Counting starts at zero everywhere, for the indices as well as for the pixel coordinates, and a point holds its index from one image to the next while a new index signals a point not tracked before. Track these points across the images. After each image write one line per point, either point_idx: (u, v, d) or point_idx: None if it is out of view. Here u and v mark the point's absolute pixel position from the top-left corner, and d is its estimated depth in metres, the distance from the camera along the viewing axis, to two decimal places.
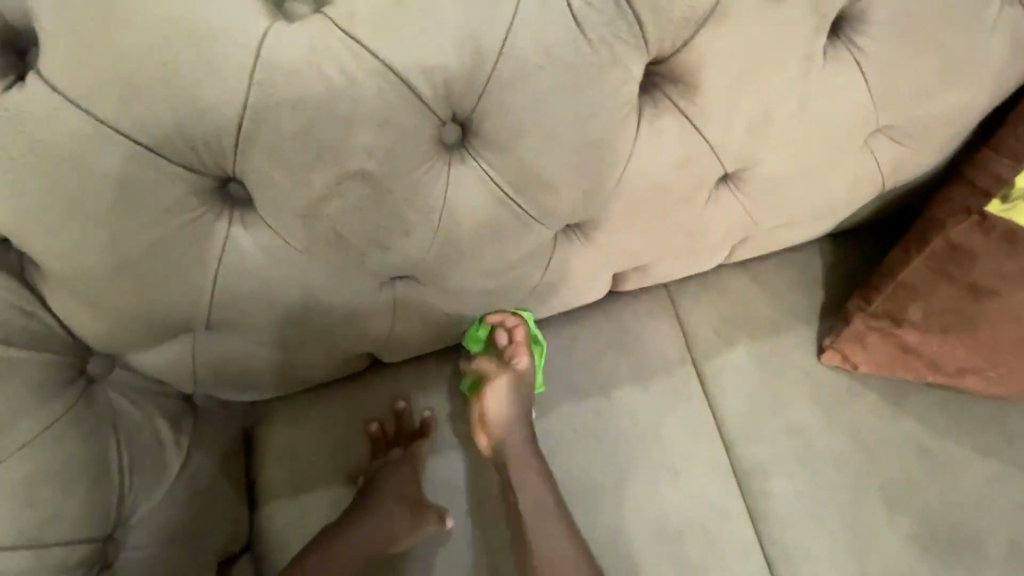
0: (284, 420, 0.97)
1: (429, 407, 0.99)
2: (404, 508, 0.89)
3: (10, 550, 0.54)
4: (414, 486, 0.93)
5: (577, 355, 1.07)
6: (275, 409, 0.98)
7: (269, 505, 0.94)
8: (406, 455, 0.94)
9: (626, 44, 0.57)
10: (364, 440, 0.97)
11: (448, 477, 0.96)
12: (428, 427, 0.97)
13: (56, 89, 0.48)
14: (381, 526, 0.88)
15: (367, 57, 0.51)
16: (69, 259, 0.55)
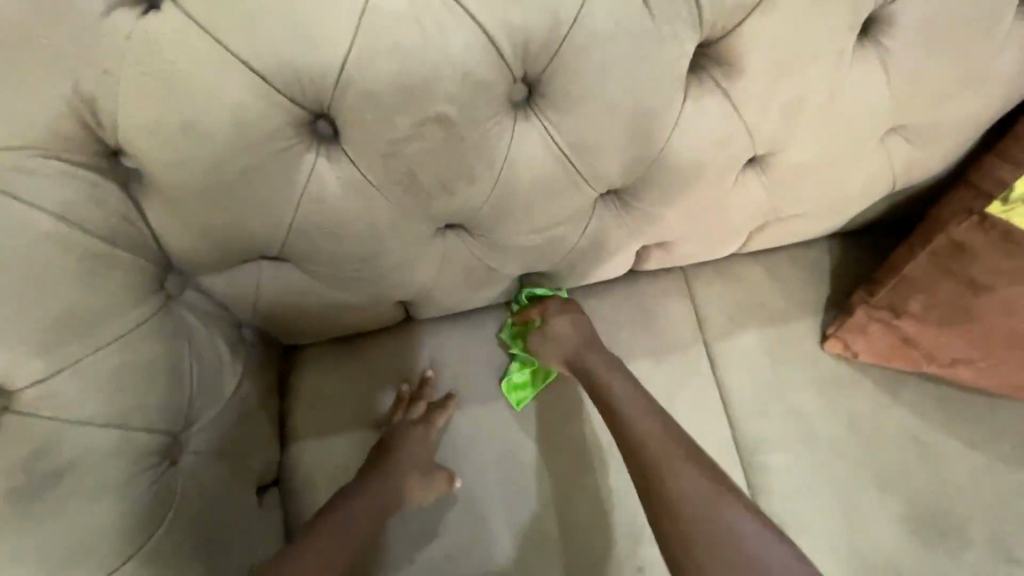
0: (319, 366, 1.03)
1: (453, 387, 1.03)
2: (418, 470, 0.93)
3: (102, 429, 0.60)
4: (428, 453, 0.96)
5: (595, 327, 1.14)
6: (311, 354, 1.04)
7: (299, 442, 0.99)
8: (425, 419, 0.98)
9: (684, 24, 0.63)
10: (391, 394, 1.03)
11: (462, 443, 1.00)
12: (449, 398, 1.01)
13: (189, 16, 0.54)
14: (394, 482, 0.91)
15: (460, 13, 0.57)
16: (173, 177, 0.61)
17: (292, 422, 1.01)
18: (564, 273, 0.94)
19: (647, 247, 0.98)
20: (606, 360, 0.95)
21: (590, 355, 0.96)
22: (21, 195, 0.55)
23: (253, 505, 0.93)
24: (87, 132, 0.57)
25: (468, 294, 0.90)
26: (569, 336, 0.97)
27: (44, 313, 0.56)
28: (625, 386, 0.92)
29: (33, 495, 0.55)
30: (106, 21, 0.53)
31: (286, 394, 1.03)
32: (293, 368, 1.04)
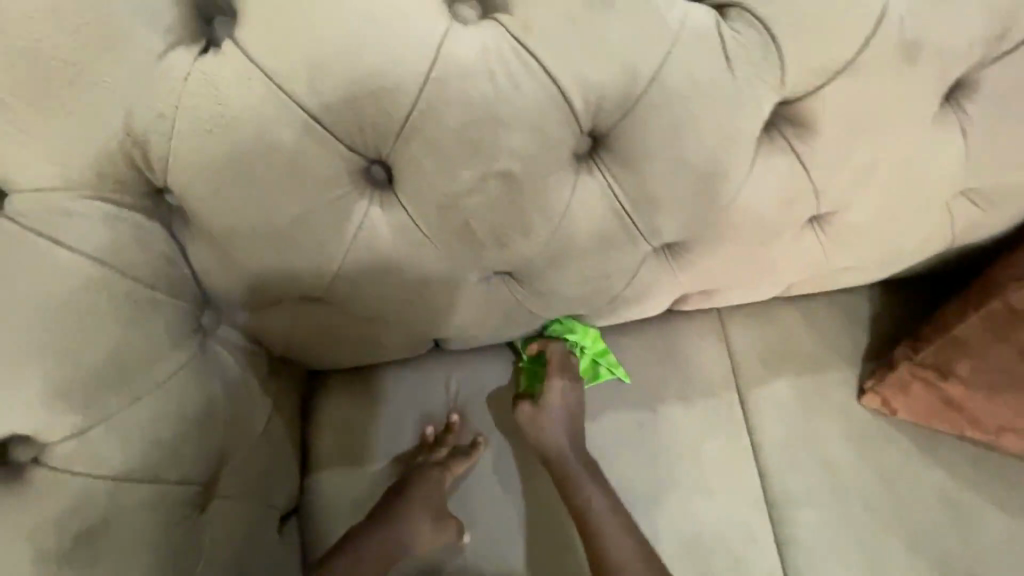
0: (342, 392, 0.99)
1: (480, 431, 1.00)
2: (429, 516, 0.93)
3: (137, 483, 0.58)
4: (441, 499, 0.95)
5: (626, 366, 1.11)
6: (335, 379, 1.00)
7: (319, 471, 0.96)
8: (444, 463, 0.96)
9: (765, 84, 0.60)
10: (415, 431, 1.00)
11: (473, 488, 0.98)
12: (474, 447, 0.98)
13: (251, 59, 0.51)
14: (404, 526, 0.92)
15: (535, 68, 0.54)
16: (221, 218, 0.58)
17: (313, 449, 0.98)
18: (602, 317, 0.91)
19: (687, 294, 0.94)
20: (584, 471, 0.95)
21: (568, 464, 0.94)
22: (65, 241, 0.53)
23: (275, 533, 0.93)
24: (136, 172, 0.54)
25: (504, 333, 0.87)
26: (559, 415, 0.97)
27: (84, 364, 0.54)
28: (601, 497, 0.93)
29: (66, 556, 0.53)
30: (166, 61, 0.50)
31: (308, 424, 0.99)
32: (316, 397, 0.99)
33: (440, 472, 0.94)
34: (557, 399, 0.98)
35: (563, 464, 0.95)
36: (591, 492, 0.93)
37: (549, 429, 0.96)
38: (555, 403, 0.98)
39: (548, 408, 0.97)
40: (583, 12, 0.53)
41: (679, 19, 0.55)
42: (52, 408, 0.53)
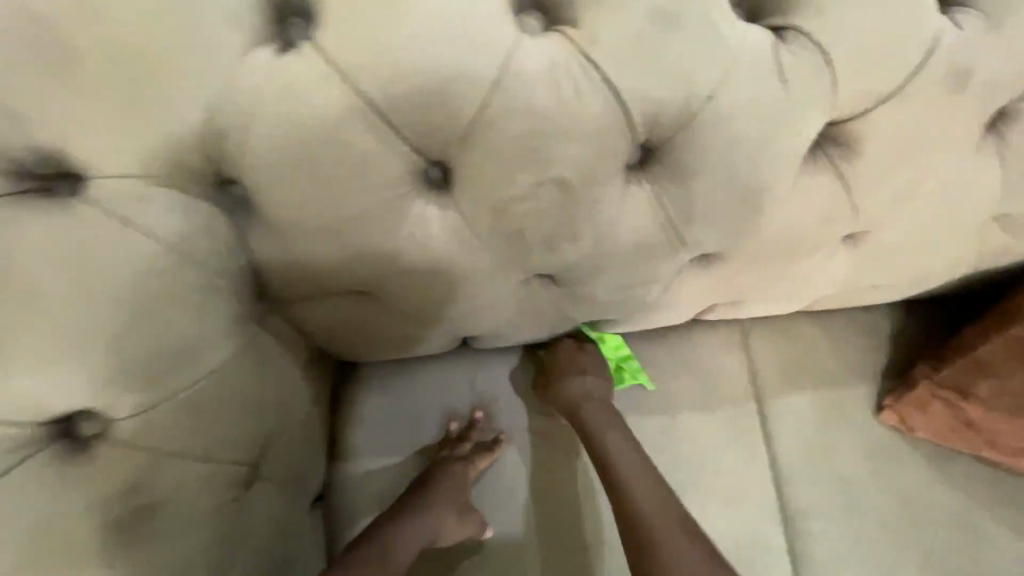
0: (372, 386, 1.01)
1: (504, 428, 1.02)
2: (452, 509, 0.93)
3: (193, 462, 0.60)
4: (462, 492, 0.95)
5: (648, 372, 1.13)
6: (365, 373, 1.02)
7: (348, 462, 0.99)
8: (467, 457, 0.97)
9: (816, 106, 0.62)
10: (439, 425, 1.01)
11: (493, 483, 1.00)
12: (497, 443, 1.00)
13: (329, 61, 0.53)
14: (427, 520, 0.90)
15: (598, 81, 0.56)
16: (284, 212, 0.60)
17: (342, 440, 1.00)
18: (632, 322, 0.92)
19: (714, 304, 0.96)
20: (607, 420, 0.96)
21: (590, 413, 0.96)
22: (138, 224, 0.55)
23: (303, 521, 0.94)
24: (209, 164, 0.56)
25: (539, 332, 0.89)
26: (577, 383, 0.97)
27: (154, 346, 0.56)
28: (627, 453, 0.92)
29: (129, 526, 0.55)
30: (248, 60, 0.52)
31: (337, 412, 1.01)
32: (345, 387, 1.01)
33: (463, 466, 0.95)
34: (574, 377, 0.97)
35: (586, 420, 0.96)
36: (612, 439, 0.94)
37: (569, 391, 0.97)
38: (571, 380, 0.97)
39: (564, 379, 0.97)
40: (649, 29, 0.55)
41: (737, 40, 0.57)
42: (122, 387, 0.55)
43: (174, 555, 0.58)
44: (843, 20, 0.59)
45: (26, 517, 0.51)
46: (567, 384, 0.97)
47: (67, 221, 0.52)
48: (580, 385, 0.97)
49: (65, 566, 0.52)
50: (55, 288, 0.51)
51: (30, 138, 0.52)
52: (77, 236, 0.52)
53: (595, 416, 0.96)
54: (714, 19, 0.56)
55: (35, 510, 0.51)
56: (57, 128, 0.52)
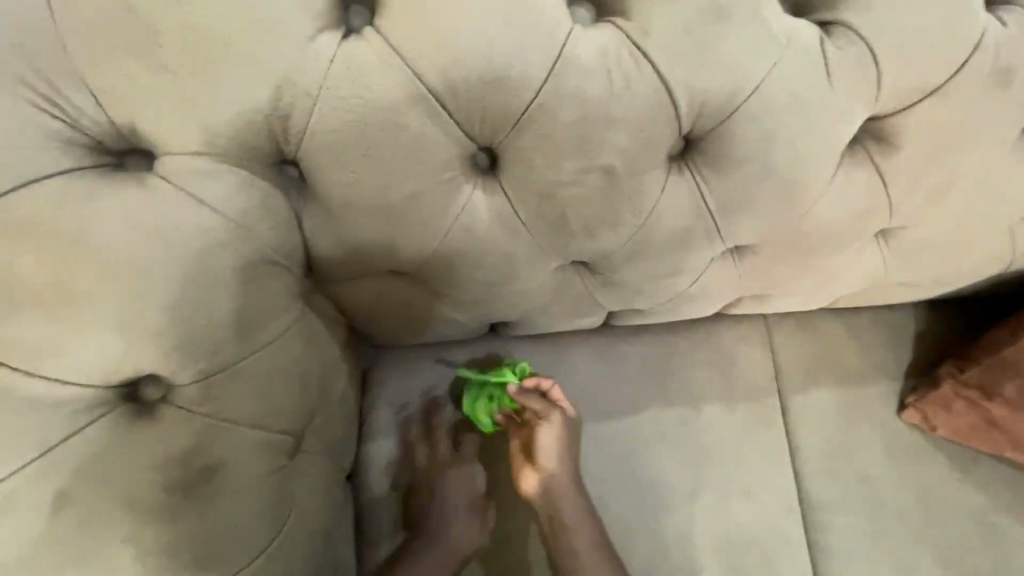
0: (399, 367, 1.01)
1: None
2: None
3: (248, 429, 0.63)
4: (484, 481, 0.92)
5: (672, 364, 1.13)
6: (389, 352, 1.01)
7: (375, 443, 0.99)
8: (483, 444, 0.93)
9: (859, 101, 0.63)
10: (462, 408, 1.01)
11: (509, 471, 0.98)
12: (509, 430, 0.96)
13: (391, 45, 0.55)
14: None
15: (649, 71, 0.58)
16: (341, 193, 0.62)
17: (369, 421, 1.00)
18: (660, 314, 0.94)
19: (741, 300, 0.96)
20: (567, 481, 0.94)
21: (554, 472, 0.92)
22: (201, 198, 0.57)
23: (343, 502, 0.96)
24: (273, 144, 0.59)
25: (571, 316, 0.89)
26: (553, 454, 0.92)
27: (216, 318, 0.59)
28: (586, 535, 0.92)
29: (190, 488, 0.58)
30: (314, 44, 0.54)
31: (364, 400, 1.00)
32: (373, 374, 1.01)
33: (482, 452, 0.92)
34: (549, 442, 0.92)
35: (553, 496, 0.93)
36: (566, 499, 0.93)
37: (544, 460, 0.93)
38: (546, 449, 0.92)
39: (541, 447, 0.92)
40: (700, 21, 0.57)
41: (784, 34, 0.59)
42: (186, 356, 0.57)
43: (229, 519, 0.60)
44: (890, 17, 0.60)
45: (97, 475, 0.54)
46: (544, 453, 0.93)
47: (141, 196, 0.55)
48: (552, 457, 0.92)
49: (131, 525, 0.55)
50: (128, 259, 0.54)
51: (109, 115, 0.54)
52: (152, 209, 0.55)
53: (557, 479, 0.93)
54: (762, 14, 0.58)
55: (105, 469, 0.54)
56: (134, 106, 0.54)
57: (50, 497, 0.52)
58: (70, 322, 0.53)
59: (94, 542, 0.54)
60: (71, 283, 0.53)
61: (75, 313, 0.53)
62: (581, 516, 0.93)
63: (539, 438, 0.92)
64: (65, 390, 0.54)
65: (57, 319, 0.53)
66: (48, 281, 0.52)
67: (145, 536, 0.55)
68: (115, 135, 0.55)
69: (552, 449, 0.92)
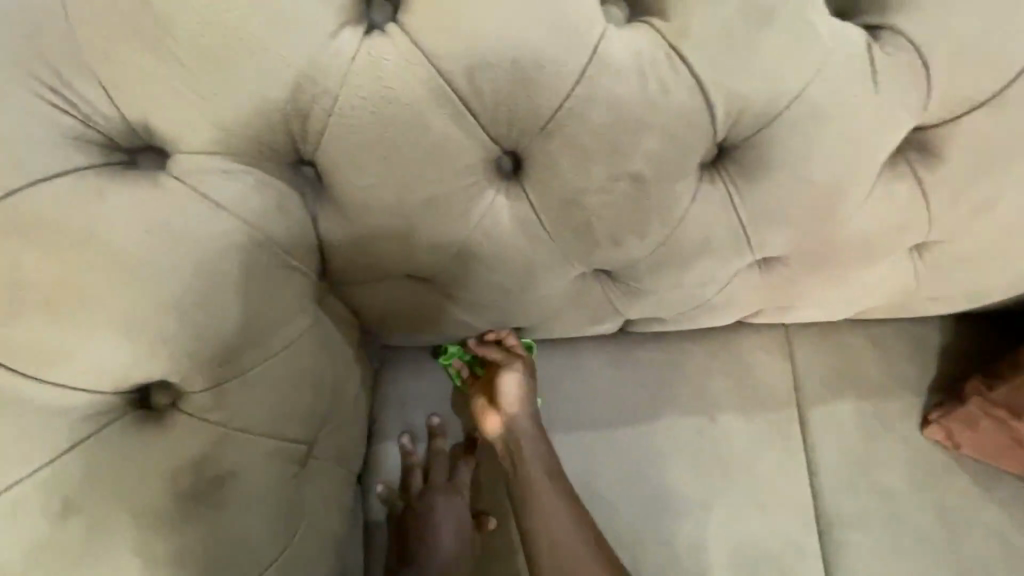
0: (408, 370, 0.94)
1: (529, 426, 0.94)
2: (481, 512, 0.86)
3: (260, 437, 0.61)
4: None
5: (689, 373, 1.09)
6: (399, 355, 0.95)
7: (386, 447, 0.93)
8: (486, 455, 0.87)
9: (904, 110, 0.60)
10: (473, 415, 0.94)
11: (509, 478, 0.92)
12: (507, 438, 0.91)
13: (416, 44, 0.52)
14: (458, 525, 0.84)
15: (686, 75, 0.55)
16: (361, 197, 0.60)
17: (378, 424, 0.93)
18: (679, 321, 0.89)
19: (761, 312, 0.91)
20: (533, 433, 0.85)
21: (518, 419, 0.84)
22: (212, 198, 0.54)
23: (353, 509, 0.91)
24: (291, 144, 0.56)
25: (589, 321, 0.84)
26: (515, 399, 0.84)
27: (230, 323, 0.56)
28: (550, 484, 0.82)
29: (202, 498, 0.56)
30: (335, 41, 0.52)
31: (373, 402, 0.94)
32: (384, 377, 0.94)
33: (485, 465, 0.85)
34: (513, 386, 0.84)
35: (515, 443, 0.84)
36: (531, 451, 0.84)
37: (506, 406, 0.85)
38: (509, 394, 0.84)
39: (504, 390, 0.84)
40: (740, 24, 0.54)
41: (829, 39, 0.56)
42: (199, 361, 0.55)
43: (242, 529, 0.59)
44: (942, 23, 0.57)
45: (106, 482, 0.53)
46: (507, 397, 0.85)
47: (152, 196, 0.53)
48: (515, 401, 0.85)
49: (141, 534, 0.54)
50: (141, 261, 0.52)
51: (121, 112, 0.52)
52: (166, 210, 0.52)
53: (522, 427, 0.84)
54: (808, 16, 0.55)
55: (114, 476, 0.53)
56: (147, 102, 0.52)
57: (57, 505, 0.51)
58: (77, 326, 0.51)
59: (103, 551, 0.52)
60: (80, 286, 0.51)
61: (84, 316, 0.51)
62: (546, 470, 0.83)
63: (500, 382, 0.84)
64: (75, 396, 0.53)
65: (67, 323, 0.51)
66: (58, 283, 0.50)
67: (156, 545, 0.54)
68: (128, 133, 0.53)
69: (513, 396, 0.84)
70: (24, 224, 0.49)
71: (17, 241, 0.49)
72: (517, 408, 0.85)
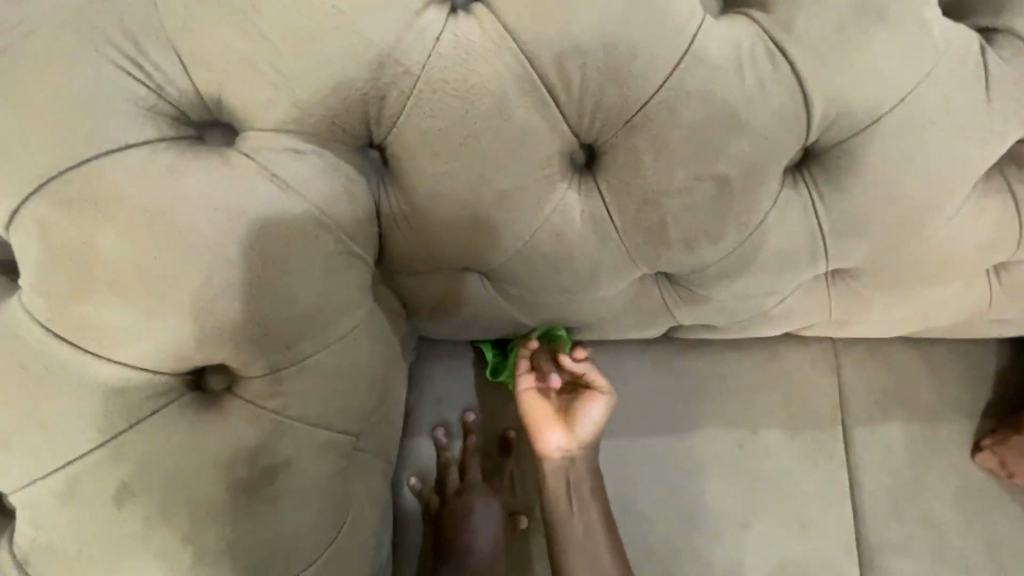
0: (446, 363, 0.91)
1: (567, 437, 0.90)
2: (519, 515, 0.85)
3: (313, 429, 0.58)
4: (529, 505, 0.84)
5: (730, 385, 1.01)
6: (436, 348, 0.91)
7: (420, 439, 0.90)
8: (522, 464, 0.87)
9: (1005, 117, 0.58)
10: (511, 413, 0.91)
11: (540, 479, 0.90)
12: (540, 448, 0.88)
13: (505, 26, 0.50)
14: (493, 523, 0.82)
15: (784, 71, 0.53)
16: (431, 185, 0.57)
17: (412, 415, 0.90)
18: (730, 325, 0.82)
19: (816, 323, 0.84)
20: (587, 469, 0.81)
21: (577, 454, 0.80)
22: (280, 177, 0.52)
23: (389, 500, 0.88)
24: (364, 127, 0.54)
25: (637, 325, 0.80)
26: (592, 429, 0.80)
27: (291, 309, 0.54)
28: (598, 521, 0.80)
29: (255, 489, 0.54)
30: (421, 20, 0.50)
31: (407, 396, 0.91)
32: (419, 370, 0.91)
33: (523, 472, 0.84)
34: (595, 417, 0.81)
35: (568, 476, 0.80)
36: (583, 487, 0.80)
37: (578, 433, 0.80)
38: (590, 424, 0.80)
39: (583, 418, 0.80)
40: (847, 24, 0.53)
41: (939, 41, 0.54)
42: (258, 347, 0.53)
43: (291, 522, 0.57)
44: None
45: (156, 470, 0.51)
46: (585, 425, 0.81)
47: (221, 173, 0.50)
48: (592, 432, 0.81)
49: (193, 519, 0.52)
50: (205, 242, 0.49)
51: (196, 85, 0.50)
52: (236, 189, 0.50)
53: (580, 460, 0.80)
54: (923, 14, 0.54)
55: (166, 464, 0.51)
56: (222, 76, 0.50)
57: (113, 488, 0.51)
58: (140, 306, 0.49)
59: (154, 537, 0.52)
60: (146, 263, 0.49)
61: (146, 295, 0.49)
62: (591, 507, 0.80)
63: (585, 408, 0.80)
64: (133, 376, 0.51)
65: (129, 301, 0.49)
66: (121, 259, 0.48)
67: (208, 529, 0.53)
68: (200, 108, 0.52)
69: (589, 422, 0.80)
70: (93, 198, 0.48)
71: (84, 215, 0.48)
72: (583, 439, 0.80)
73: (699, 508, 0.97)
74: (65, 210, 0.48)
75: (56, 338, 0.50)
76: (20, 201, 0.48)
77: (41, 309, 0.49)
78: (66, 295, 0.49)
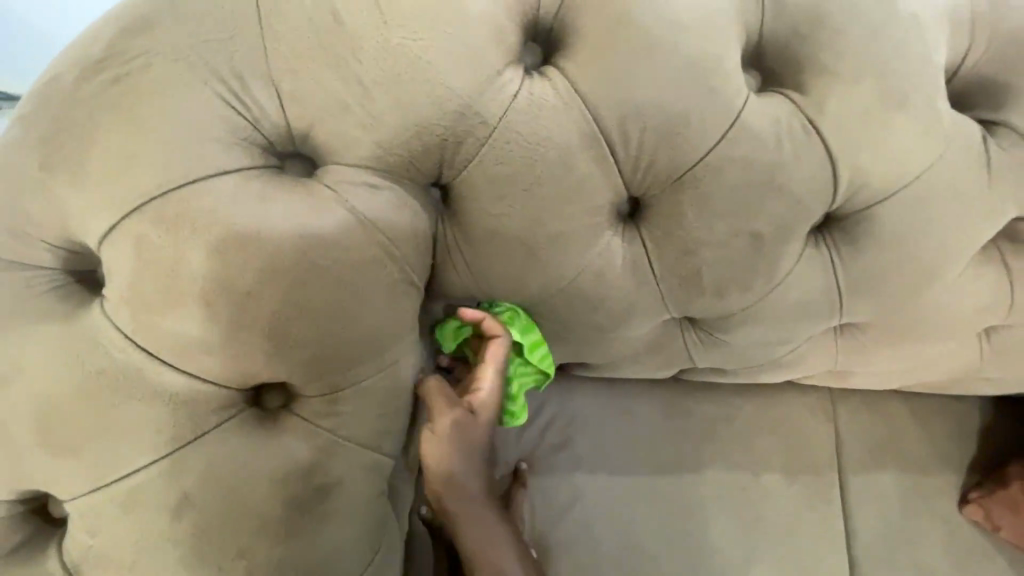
0: None
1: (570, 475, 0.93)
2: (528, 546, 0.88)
3: (364, 452, 0.59)
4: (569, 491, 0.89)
5: (735, 428, 1.04)
6: None
7: None
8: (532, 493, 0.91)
9: (1000, 197, 0.65)
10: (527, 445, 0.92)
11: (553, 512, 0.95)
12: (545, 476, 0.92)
13: (576, 91, 0.57)
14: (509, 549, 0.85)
15: (816, 146, 0.60)
16: (491, 223, 0.60)
17: None
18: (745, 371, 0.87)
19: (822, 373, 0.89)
20: (472, 460, 0.64)
21: (455, 460, 0.63)
22: (356, 207, 0.55)
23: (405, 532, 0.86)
24: (437, 168, 0.58)
25: (661, 366, 0.83)
26: (444, 472, 0.63)
27: (355, 332, 0.56)
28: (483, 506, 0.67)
29: (308, 506, 0.56)
30: (503, 78, 0.56)
31: None
32: None
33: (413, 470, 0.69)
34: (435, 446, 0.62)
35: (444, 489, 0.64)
36: (467, 488, 0.65)
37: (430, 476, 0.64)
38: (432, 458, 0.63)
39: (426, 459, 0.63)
40: (871, 108, 0.60)
41: (947, 128, 0.62)
42: (321, 367, 0.56)
43: (335, 542, 0.58)
44: None
45: (218, 483, 0.53)
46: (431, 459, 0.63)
47: (304, 200, 0.54)
48: (438, 466, 0.63)
49: (247, 531, 0.54)
50: (286, 266, 0.52)
51: (290, 122, 0.54)
52: (315, 216, 0.54)
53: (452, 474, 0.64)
54: (935, 105, 0.61)
55: (227, 477, 0.53)
56: (317, 114, 0.54)
57: (174, 498, 0.52)
58: (217, 322, 0.52)
59: (207, 549, 0.53)
60: (229, 281, 0.51)
61: (225, 312, 0.52)
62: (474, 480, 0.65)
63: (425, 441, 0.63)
64: (204, 390, 0.53)
65: (209, 317, 0.51)
66: (203, 276, 0.51)
67: (260, 543, 0.54)
68: (290, 141, 0.56)
69: (438, 459, 0.63)
70: (189, 219, 0.51)
71: (178, 234, 0.51)
72: (444, 462, 0.63)
73: (702, 548, 0.98)
74: (161, 228, 0.51)
75: (134, 348, 0.52)
76: (118, 220, 0.51)
77: (124, 321, 0.51)
78: (149, 308, 0.51)
